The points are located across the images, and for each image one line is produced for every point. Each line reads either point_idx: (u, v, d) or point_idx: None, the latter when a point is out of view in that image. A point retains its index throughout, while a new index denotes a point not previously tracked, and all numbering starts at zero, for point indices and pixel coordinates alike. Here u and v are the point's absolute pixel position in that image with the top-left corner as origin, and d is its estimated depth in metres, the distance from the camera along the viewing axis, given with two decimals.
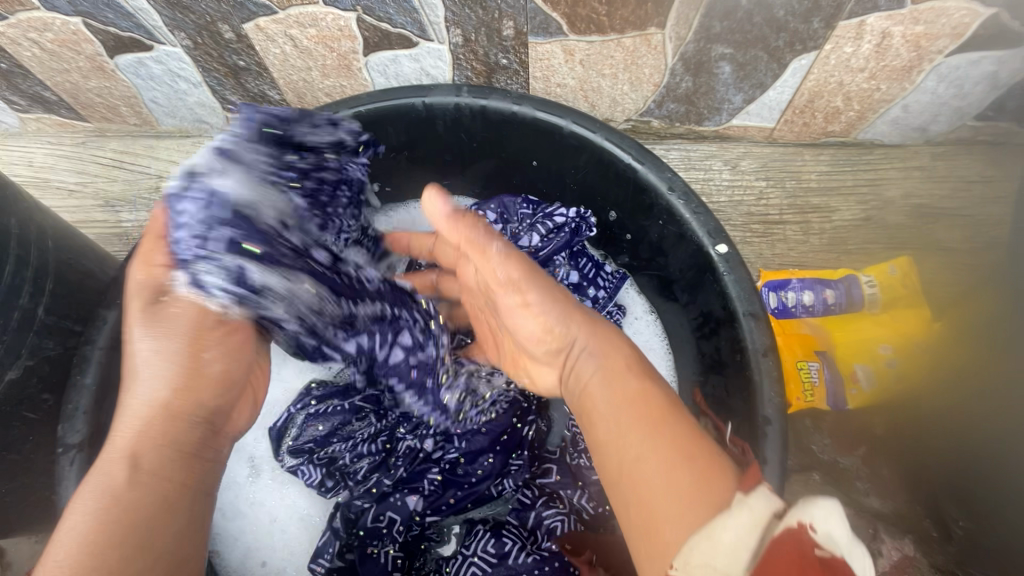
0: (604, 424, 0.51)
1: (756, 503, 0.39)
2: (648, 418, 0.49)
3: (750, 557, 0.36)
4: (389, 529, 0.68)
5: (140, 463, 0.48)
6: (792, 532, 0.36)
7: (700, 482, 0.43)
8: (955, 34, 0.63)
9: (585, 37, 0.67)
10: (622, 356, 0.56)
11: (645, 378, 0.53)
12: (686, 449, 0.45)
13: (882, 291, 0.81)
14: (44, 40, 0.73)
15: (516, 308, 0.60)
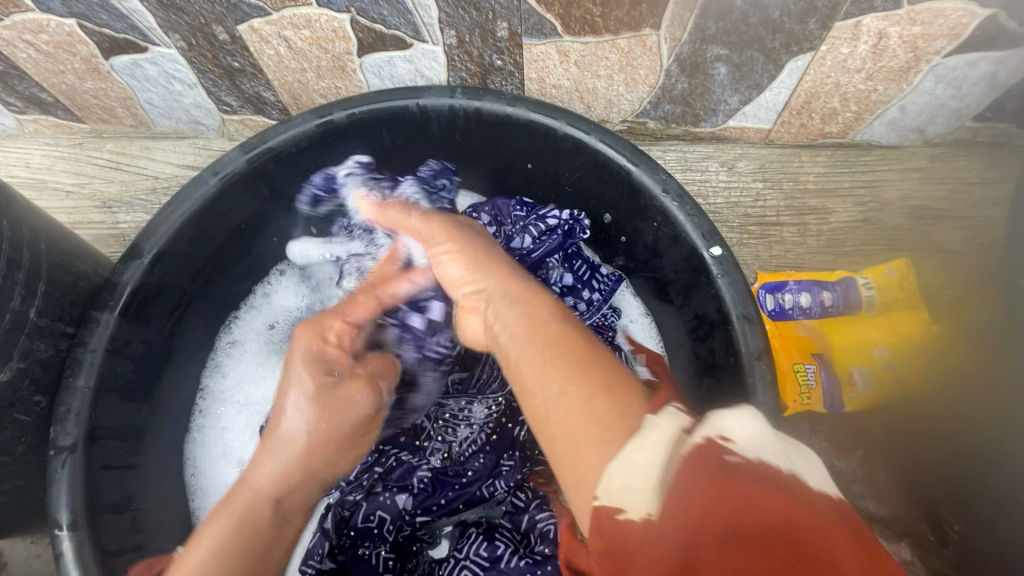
0: (528, 368, 0.47)
1: (664, 421, 0.37)
2: (563, 356, 0.46)
3: (664, 471, 0.35)
4: (380, 529, 0.68)
5: (277, 492, 0.53)
6: (705, 444, 0.35)
7: (620, 415, 0.40)
8: (952, 35, 0.63)
9: (579, 38, 0.67)
10: (542, 302, 0.54)
11: (565, 321, 0.51)
12: (600, 383, 0.43)
13: (879, 293, 0.81)
14: (40, 42, 0.73)
15: (442, 255, 0.63)
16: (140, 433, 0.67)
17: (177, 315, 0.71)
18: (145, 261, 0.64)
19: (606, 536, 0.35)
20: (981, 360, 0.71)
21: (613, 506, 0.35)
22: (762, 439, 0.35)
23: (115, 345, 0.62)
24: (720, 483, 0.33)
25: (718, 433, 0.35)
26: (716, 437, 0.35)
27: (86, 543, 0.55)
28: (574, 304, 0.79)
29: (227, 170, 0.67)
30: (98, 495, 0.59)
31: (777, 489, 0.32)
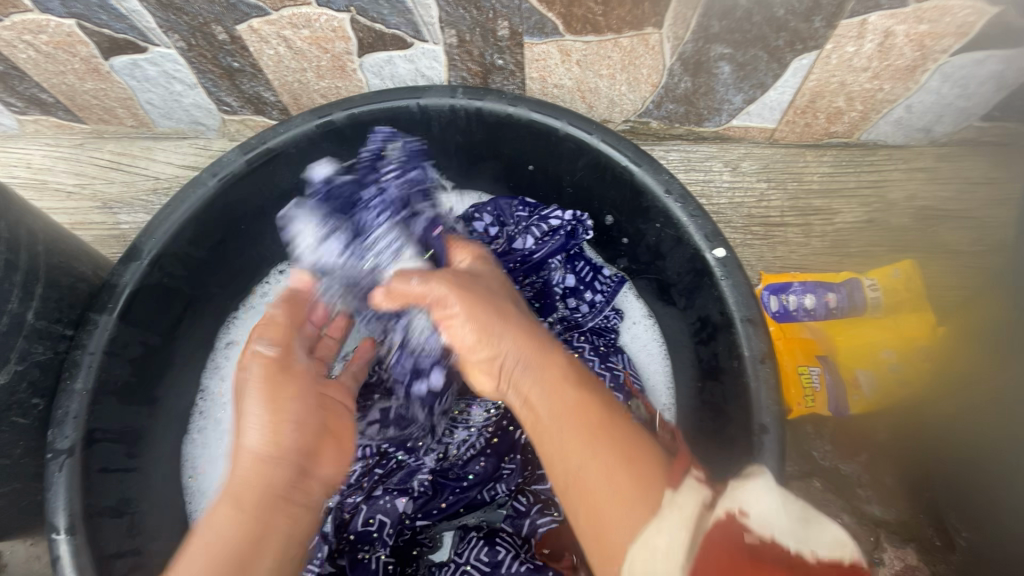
0: (551, 444, 0.51)
1: (684, 499, 0.43)
2: (587, 432, 0.49)
3: (686, 550, 0.39)
4: (380, 533, 0.67)
5: (241, 514, 0.51)
6: (722, 521, 0.39)
7: (648, 493, 0.45)
8: (960, 33, 0.62)
9: (581, 37, 0.66)
10: (558, 365, 0.55)
11: (583, 387, 0.53)
12: (632, 463, 0.47)
13: (885, 295, 0.80)
14: (40, 42, 0.73)
15: (450, 322, 0.58)
16: (138, 436, 0.67)
17: (177, 318, 0.71)
18: (144, 262, 0.63)
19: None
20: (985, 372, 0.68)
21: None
22: (772, 512, 0.39)
23: (114, 348, 0.62)
24: (731, 559, 0.37)
25: (733, 508, 0.40)
26: (729, 513, 0.40)
27: (84, 547, 0.55)
28: (577, 306, 0.79)
29: (226, 172, 0.67)
30: (96, 498, 0.59)
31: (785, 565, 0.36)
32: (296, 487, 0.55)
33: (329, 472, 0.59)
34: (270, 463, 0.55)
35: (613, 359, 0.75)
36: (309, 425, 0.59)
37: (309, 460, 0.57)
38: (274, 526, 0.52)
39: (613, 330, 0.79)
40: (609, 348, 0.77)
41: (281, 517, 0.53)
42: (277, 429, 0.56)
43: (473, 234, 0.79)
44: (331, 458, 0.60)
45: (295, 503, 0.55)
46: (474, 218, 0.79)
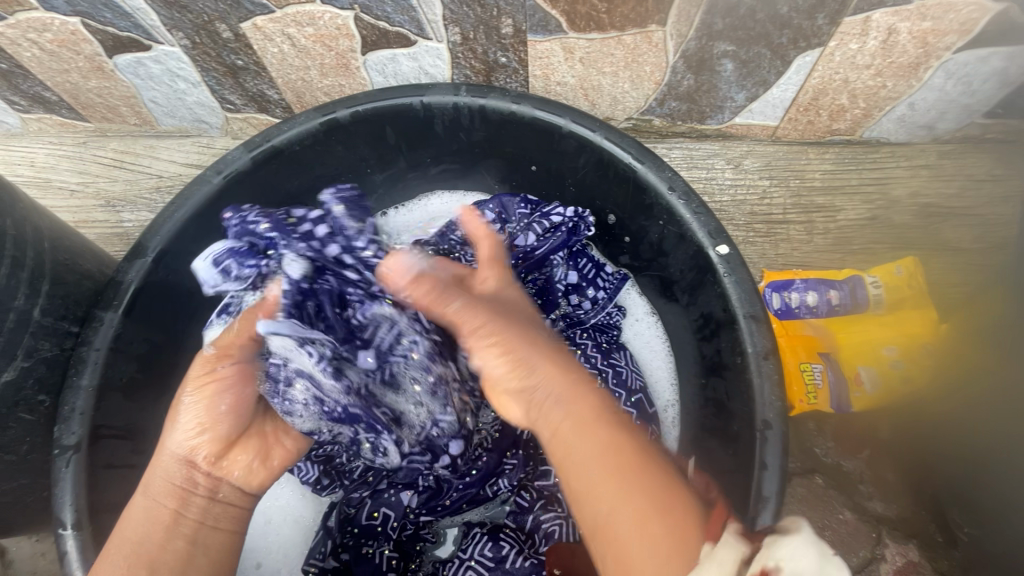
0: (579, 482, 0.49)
1: (723, 554, 0.40)
2: (612, 472, 0.48)
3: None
4: (384, 526, 0.69)
5: (148, 502, 0.54)
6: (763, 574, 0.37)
7: (671, 534, 0.44)
8: (963, 30, 0.62)
9: (584, 35, 0.66)
10: (590, 403, 0.53)
11: (614, 426, 0.52)
12: (659, 507, 0.46)
13: (888, 292, 0.80)
14: (44, 41, 0.73)
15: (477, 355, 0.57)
16: (143, 432, 0.67)
17: (180, 315, 0.71)
18: (148, 260, 0.64)
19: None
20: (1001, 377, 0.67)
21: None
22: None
23: (119, 344, 0.62)
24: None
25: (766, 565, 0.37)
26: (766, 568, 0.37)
27: (90, 543, 0.55)
28: (579, 302, 0.79)
29: (230, 170, 0.67)
30: (102, 494, 0.59)
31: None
32: (201, 481, 0.56)
33: (237, 476, 0.58)
34: (184, 460, 0.56)
35: (615, 356, 0.75)
36: (228, 425, 0.58)
37: (223, 459, 0.58)
38: (181, 515, 0.53)
39: (615, 327, 0.80)
40: (611, 344, 0.77)
41: (186, 507, 0.54)
42: (196, 427, 0.57)
43: None
44: (243, 462, 0.59)
45: (200, 495, 0.55)
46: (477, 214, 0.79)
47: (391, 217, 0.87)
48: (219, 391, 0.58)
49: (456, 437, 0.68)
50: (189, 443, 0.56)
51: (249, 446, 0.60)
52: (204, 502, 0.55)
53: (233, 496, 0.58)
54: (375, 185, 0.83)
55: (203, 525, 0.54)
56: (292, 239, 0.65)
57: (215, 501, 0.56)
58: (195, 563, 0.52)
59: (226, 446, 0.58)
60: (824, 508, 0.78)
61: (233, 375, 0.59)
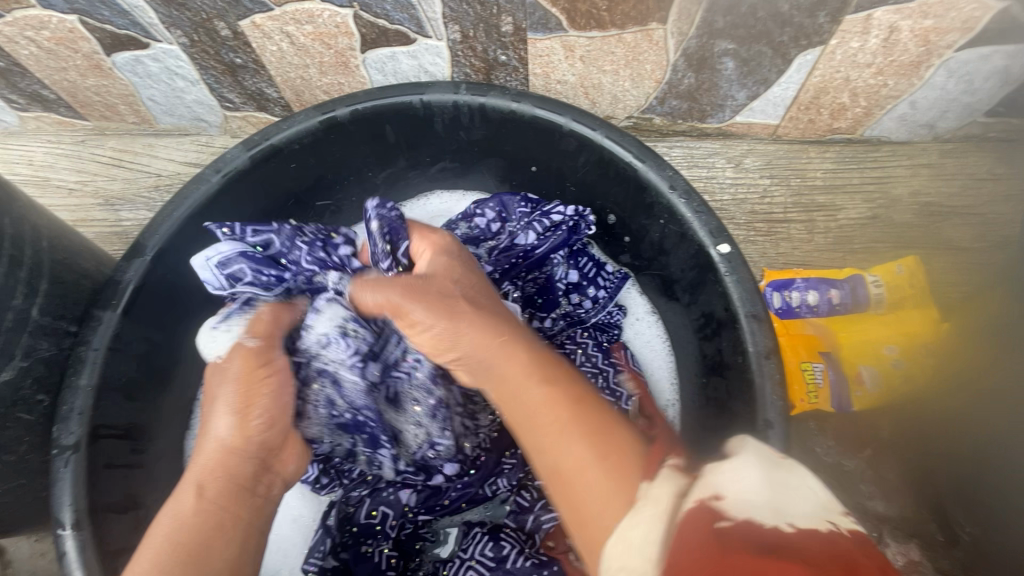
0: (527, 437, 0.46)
1: (660, 490, 0.38)
2: (558, 427, 0.45)
3: (663, 538, 0.35)
4: (383, 525, 0.68)
5: (205, 504, 0.52)
6: (698, 509, 0.34)
7: (619, 471, 0.41)
8: (964, 28, 0.62)
9: (585, 32, 0.66)
10: (521, 360, 0.50)
11: (549, 377, 0.48)
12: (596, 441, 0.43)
13: (888, 291, 0.80)
14: (41, 38, 0.73)
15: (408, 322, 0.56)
16: (142, 431, 0.67)
17: (178, 314, 0.70)
18: (147, 259, 0.63)
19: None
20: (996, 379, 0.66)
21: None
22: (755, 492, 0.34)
23: (118, 344, 0.62)
24: (710, 555, 0.31)
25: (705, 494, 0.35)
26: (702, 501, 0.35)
27: (89, 543, 0.55)
28: (580, 302, 0.79)
29: (229, 168, 0.67)
30: (100, 494, 0.59)
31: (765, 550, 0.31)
32: (260, 481, 0.57)
33: (290, 472, 0.61)
34: (234, 451, 0.56)
35: (615, 355, 0.76)
36: (283, 421, 0.60)
37: (278, 456, 0.59)
38: (239, 517, 0.53)
39: (616, 326, 0.79)
40: (612, 344, 0.77)
41: (246, 508, 0.54)
42: (244, 420, 0.58)
43: (475, 230, 0.79)
44: (297, 456, 0.62)
45: (258, 495, 0.56)
46: (476, 213, 0.79)
47: None
48: (275, 386, 0.60)
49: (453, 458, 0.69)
50: (240, 435, 0.57)
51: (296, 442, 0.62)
52: (261, 503, 0.56)
53: (282, 493, 0.59)
54: (375, 183, 0.82)
55: (259, 527, 0.55)
56: (314, 250, 0.68)
57: (270, 500, 0.57)
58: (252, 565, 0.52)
59: (280, 442, 0.60)
60: None
61: (283, 369, 0.62)
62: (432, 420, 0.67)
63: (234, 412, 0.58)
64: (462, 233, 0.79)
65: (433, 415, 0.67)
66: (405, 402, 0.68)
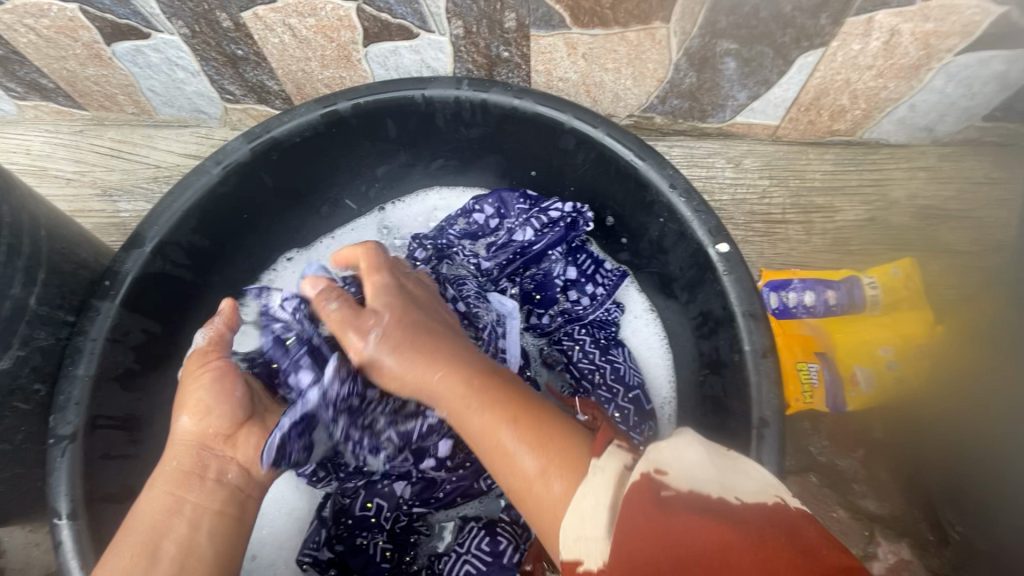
0: (539, 502, 0.42)
1: (607, 462, 0.39)
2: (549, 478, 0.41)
3: (610, 516, 0.37)
4: (378, 518, 0.68)
5: (157, 490, 0.55)
6: (643, 482, 0.37)
7: (586, 461, 0.41)
8: (964, 33, 0.62)
9: (588, 30, 0.66)
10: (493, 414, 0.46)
11: (526, 423, 0.45)
12: (546, 442, 0.44)
13: (884, 293, 0.80)
14: (41, 27, 0.72)
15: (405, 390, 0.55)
16: (138, 423, 0.67)
17: (178, 306, 0.70)
18: (146, 250, 0.63)
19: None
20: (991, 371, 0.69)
21: (572, 558, 0.37)
22: (694, 478, 0.37)
23: (116, 335, 0.62)
24: (651, 525, 0.34)
25: (652, 468, 0.37)
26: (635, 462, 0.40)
27: (85, 532, 0.55)
28: (578, 298, 0.79)
29: (230, 160, 0.66)
30: (97, 484, 0.59)
31: (707, 523, 0.34)
32: (209, 466, 0.58)
33: (245, 459, 0.60)
34: (192, 443, 0.59)
35: (613, 352, 0.76)
36: (225, 406, 0.61)
37: (224, 441, 0.60)
38: (185, 501, 0.55)
39: (614, 323, 0.80)
40: (610, 341, 0.78)
41: (190, 493, 0.56)
42: (194, 412, 0.60)
43: (474, 226, 0.81)
44: (252, 442, 0.61)
45: (206, 479, 0.57)
46: (476, 209, 0.81)
47: (390, 211, 0.87)
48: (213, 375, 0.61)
49: (444, 438, 0.67)
50: (184, 424, 0.60)
51: (250, 429, 0.62)
52: (210, 486, 0.57)
53: (239, 476, 0.60)
54: (372, 177, 0.82)
55: (208, 508, 0.56)
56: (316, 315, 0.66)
57: (222, 484, 0.58)
58: (205, 542, 0.54)
59: (229, 431, 0.60)
60: (819, 505, 0.79)
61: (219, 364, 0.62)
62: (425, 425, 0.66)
63: (184, 408, 0.60)
64: (461, 229, 0.81)
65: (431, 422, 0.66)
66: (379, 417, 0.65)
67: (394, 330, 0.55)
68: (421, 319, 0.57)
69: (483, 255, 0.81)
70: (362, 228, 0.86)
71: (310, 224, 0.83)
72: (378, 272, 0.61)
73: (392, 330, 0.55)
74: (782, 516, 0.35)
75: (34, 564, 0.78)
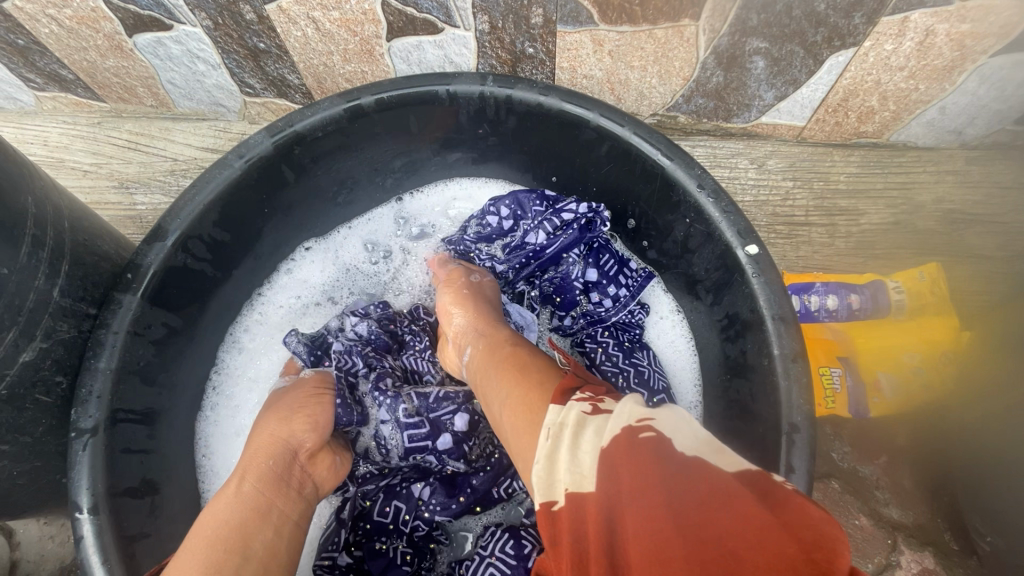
0: (522, 441, 0.44)
1: (568, 411, 0.40)
2: (532, 416, 0.44)
3: (569, 457, 0.37)
4: (396, 523, 0.69)
5: (248, 486, 0.58)
6: (620, 434, 0.36)
7: (546, 406, 0.43)
8: (1002, 34, 0.61)
9: (616, 27, 0.65)
10: (509, 378, 0.51)
11: (526, 380, 0.49)
12: (530, 389, 0.48)
13: (910, 298, 0.79)
14: (63, 17, 0.72)
15: (449, 308, 0.70)
16: (157, 418, 0.66)
17: (198, 300, 0.70)
18: (168, 244, 0.62)
19: (548, 528, 0.36)
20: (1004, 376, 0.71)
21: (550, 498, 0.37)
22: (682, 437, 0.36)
23: (138, 328, 0.62)
24: (627, 481, 0.34)
25: (637, 419, 0.36)
26: (597, 409, 0.39)
27: (107, 528, 0.55)
28: (600, 300, 0.79)
29: (253, 153, 0.66)
30: (118, 478, 0.58)
31: (678, 473, 0.33)
32: (296, 475, 0.62)
33: (320, 477, 0.65)
34: (287, 450, 0.62)
35: (637, 355, 0.75)
36: (324, 429, 0.67)
37: (309, 457, 0.64)
38: (274, 505, 0.58)
39: (637, 325, 0.79)
40: (634, 343, 0.78)
41: (280, 499, 0.58)
42: (304, 424, 0.65)
43: (488, 229, 0.80)
44: (326, 463, 0.66)
45: (292, 488, 0.60)
46: (491, 211, 0.79)
47: (407, 202, 0.86)
48: (330, 402, 0.69)
49: (461, 411, 0.70)
50: (284, 430, 0.64)
51: (326, 452, 0.67)
52: (293, 497, 0.60)
53: (311, 493, 0.63)
54: (391, 172, 0.81)
55: (290, 519, 0.58)
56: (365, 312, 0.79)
57: (302, 497, 0.61)
58: (282, 551, 0.55)
59: (314, 448, 0.65)
60: (840, 512, 0.77)
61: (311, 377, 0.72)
62: (440, 399, 0.71)
63: (297, 417, 0.65)
64: (475, 232, 0.81)
65: (441, 396, 0.71)
66: (405, 392, 0.71)
67: (472, 292, 0.71)
68: (496, 303, 0.72)
69: (500, 257, 0.81)
70: (378, 218, 0.85)
71: (329, 215, 0.82)
72: (482, 271, 0.79)
73: (470, 291, 0.72)
74: (758, 482, 0.33)
75: (49, 557, 0.78)
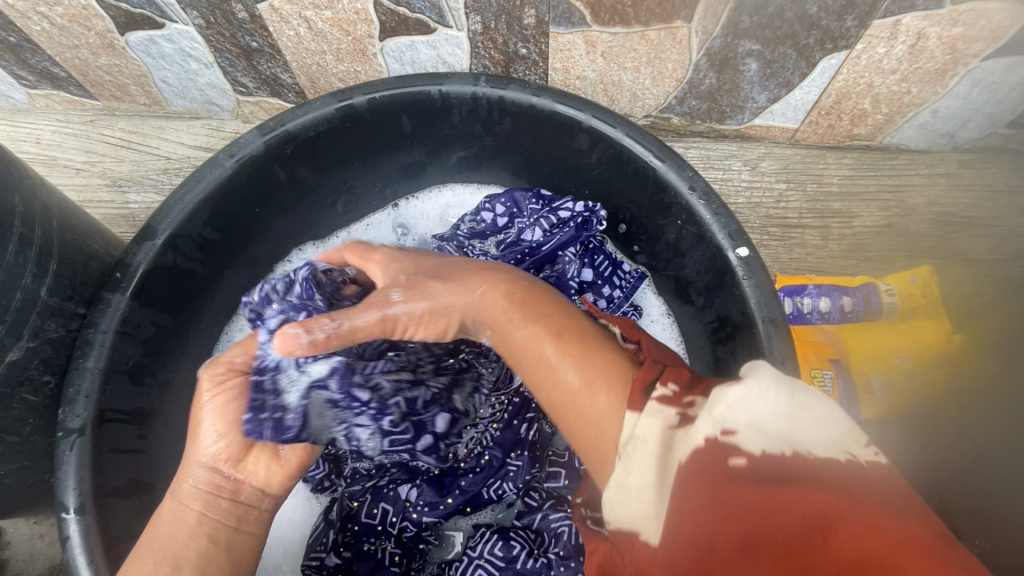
0: (589, 428, 0.44)
1: (647, 432, 0.38)
2: (596, 411, 0.44)
3: (656, 491, 0.37)
4: (384, 524, 0.69)
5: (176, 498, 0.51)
6: (707, 447, 0.35)
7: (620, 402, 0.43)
8: (993, 37, 0.61)
9: (608, 28, 0.65)
10: (547, 347, 0.48)
11: (579, 348, 0.48)
12: (591, 368, 0.46)
13: (902, 300, 0.79)
14: (53, 14, 0.72)
15: (414, 312, 0.51)
16: (147, 418, 0.66)
17: (189, 298, 0.70)
18: (157, 243, 0.62)
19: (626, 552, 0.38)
20: (993, 377, 0.76)
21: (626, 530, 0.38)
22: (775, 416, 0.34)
23: (126, 327, 0.61)
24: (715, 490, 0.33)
25: (719, 429, 0.35)
26: (685, 418, 0.38)
27: (93, 529, 0.55)
28: (594, 300, 0.78)
29: (244, 152, 0.66)
30: (106, 478, 0.58)
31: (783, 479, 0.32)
32: (225, 484, 0.53)
33: (258, 478, 0.54)
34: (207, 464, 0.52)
35: None
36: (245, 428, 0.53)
37: (236, 463, 0.53)
38: (202, 518, 0.51)
39: None
40: None
41: (208, 510, 0.51)
42: (219, 431, 0.52)
43: (482, 224, 0.80)
44: (264, 460, 0.55)
45: (223, 499, 0.52)
46: (486, 207, 0.80)
47: (404, 208, 0.86)
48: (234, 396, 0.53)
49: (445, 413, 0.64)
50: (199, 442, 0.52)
51: (262, 447, 0.55)
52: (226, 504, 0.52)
53: (254, 496, 0.54)
54: (384, 173, 0.81)
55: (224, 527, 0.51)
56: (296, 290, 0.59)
57: (238, 501, 0.53)
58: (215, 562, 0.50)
59: (239, 451, 0.53)
60: None
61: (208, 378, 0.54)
62: None
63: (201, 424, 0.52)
64: (470, 228, 0.80)
65: None
66: None
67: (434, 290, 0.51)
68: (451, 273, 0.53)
69: (493, 252, 0.79)
70: (377, 224, 0.85)
71: (324, 218, 0.82)
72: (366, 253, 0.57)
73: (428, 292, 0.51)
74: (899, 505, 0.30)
75: (39, 556, 0.78)
